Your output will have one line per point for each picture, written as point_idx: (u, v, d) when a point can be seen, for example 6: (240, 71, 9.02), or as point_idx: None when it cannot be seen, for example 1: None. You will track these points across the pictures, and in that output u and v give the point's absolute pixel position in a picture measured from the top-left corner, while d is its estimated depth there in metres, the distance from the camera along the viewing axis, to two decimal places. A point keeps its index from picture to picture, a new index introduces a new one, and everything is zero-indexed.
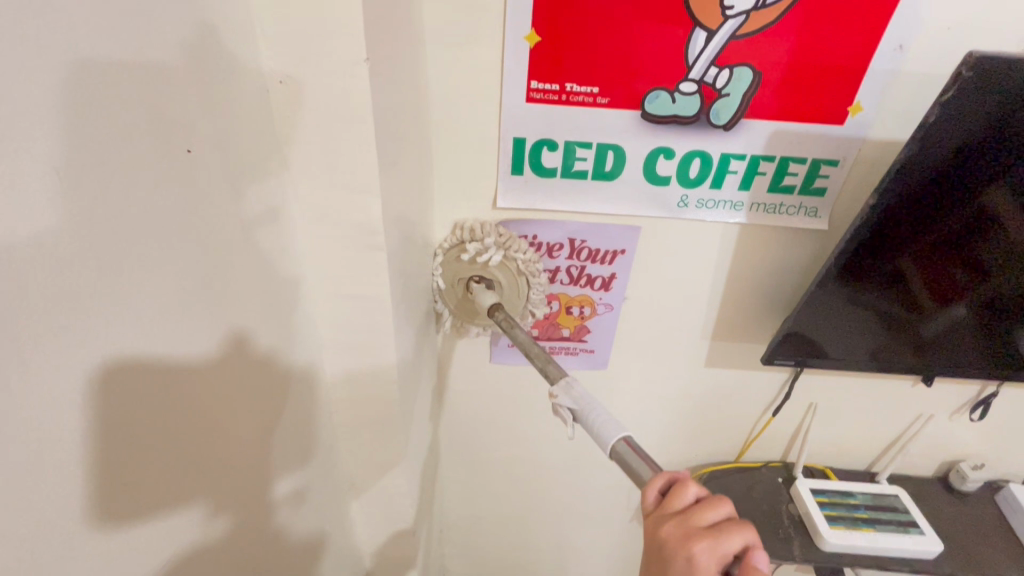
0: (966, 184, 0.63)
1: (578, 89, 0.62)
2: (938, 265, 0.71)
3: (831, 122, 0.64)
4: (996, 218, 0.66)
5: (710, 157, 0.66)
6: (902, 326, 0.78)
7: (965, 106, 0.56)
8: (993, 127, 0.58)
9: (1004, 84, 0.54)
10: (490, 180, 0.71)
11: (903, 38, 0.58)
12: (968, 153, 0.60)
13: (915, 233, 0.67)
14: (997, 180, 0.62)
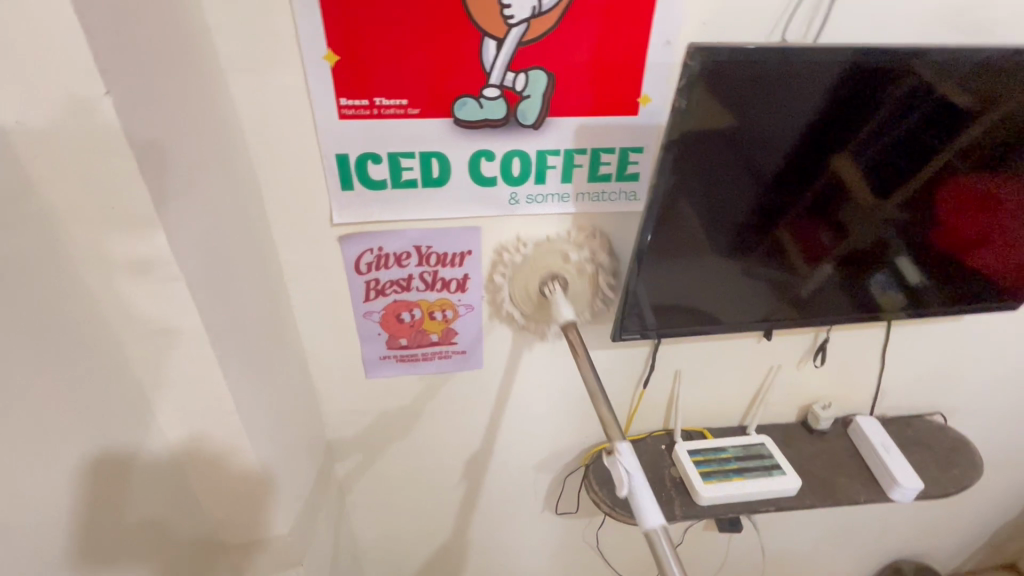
0: (739, 152, 0.69)
1: (387, 102, 0.65)
2: (742, 229, 0.77)
3: (627, 113, 0.70)
4: (774, 179, 0.73)
5: (528, 155, 0.71)
6: (729, 288, 0.84)
7: (710, 83, 0.62)
8: (744, 99, 0.64)
9: (737, 69, 0.61)
10: (323, 198, 0.71)
11: (669, 33, 0.65)
12: (730, 125, 0.66)
13: (722, 204, 0.74)
14: (782, 148, 0.70)
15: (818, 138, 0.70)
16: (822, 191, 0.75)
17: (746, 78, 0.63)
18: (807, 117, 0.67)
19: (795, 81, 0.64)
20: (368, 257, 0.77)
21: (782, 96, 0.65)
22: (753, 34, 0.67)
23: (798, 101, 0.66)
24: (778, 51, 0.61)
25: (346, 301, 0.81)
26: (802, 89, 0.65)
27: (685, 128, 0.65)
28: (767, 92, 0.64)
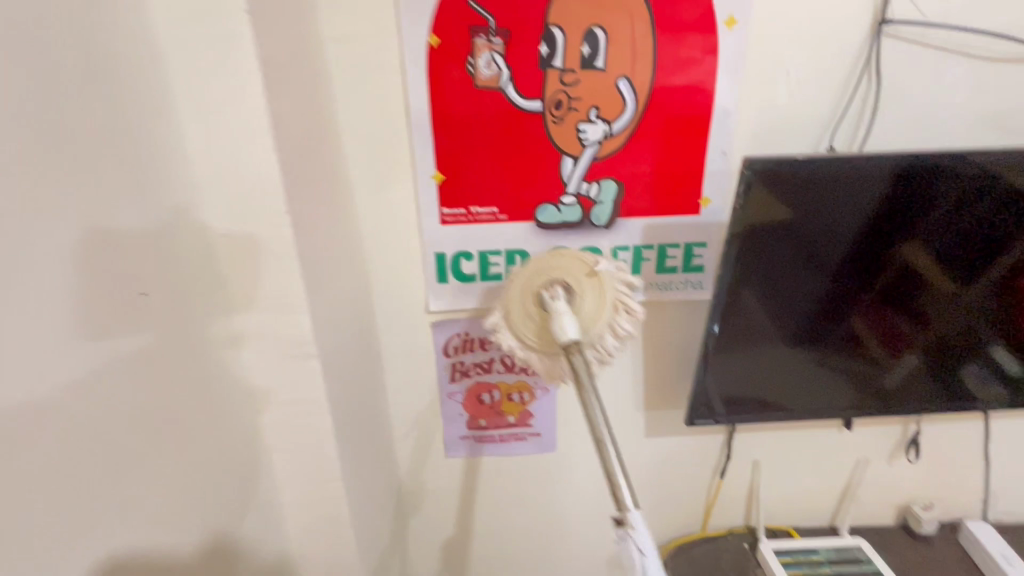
0: (801, 246, 0.74)
1: (481, 210, 0.77)
2: (812, 316, 0.80)
3: (690, 213, 0.78)
4: (839, 270, 0.77)
5: (600, 251, 0.80)
6: (805, 376, 0.85)
7: (768, 187, 0.69)
8: (801, 200, 0.71)
9: (792, 176, 0.69)
10: (421, 290, 0.83)
11: (724, 146, 0.75)
12: (791, 222, 0.72)
13: (791, 294, 0.78)
14: (846, 242, 0.75)
15: (879, 232, 0.74)
16: (893, 281, 0.78)
17: (802, 183, 0.70)
18: (865, 214, 0.73)
19: (849, 184, 0.70)
20: (456, 340, 0.86)
21: (839, 196, 0.71)
22: (801, 145, 0.75)
23: (855, 200, 0.72)
24: (829, 159, 0.68)
25: (433, 382, 0.89)
26: (857, 190, 0.71)
27: (747, 227, 0.72)
28: (823, 193, 0.71)
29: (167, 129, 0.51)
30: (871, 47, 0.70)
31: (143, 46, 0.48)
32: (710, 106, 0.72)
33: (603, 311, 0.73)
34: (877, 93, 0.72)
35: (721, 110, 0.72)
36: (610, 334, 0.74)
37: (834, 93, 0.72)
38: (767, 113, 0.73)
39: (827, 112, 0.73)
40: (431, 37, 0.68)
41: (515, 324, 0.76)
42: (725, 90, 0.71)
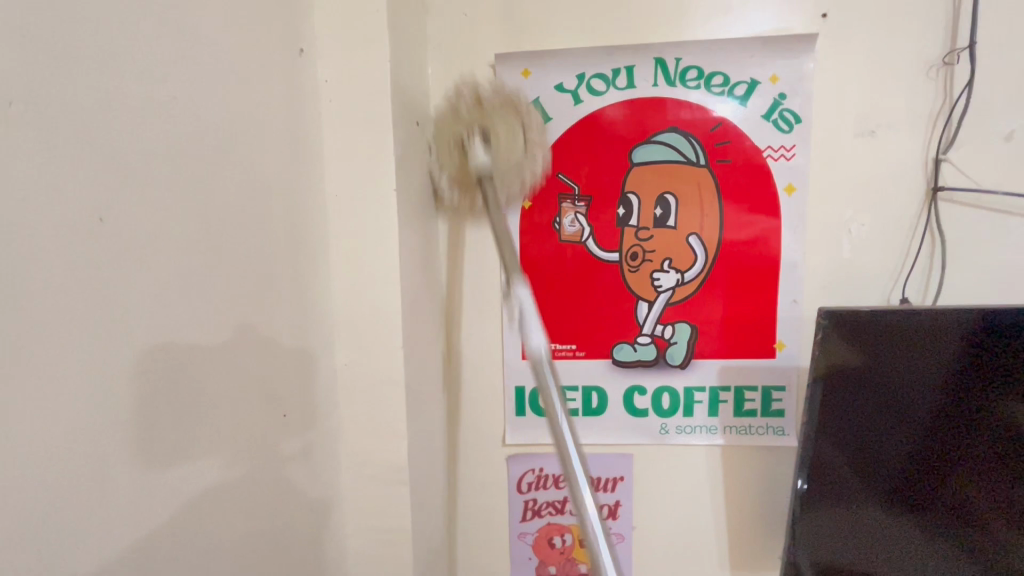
0: (889, 397, 0.73)
1: (560, 347, 0.82)
2: (912, 474, 0.75)
3: (765, 356, 0.80)
4: (935, 425, 0.73)
5: (676, 390, 0.81)
6: (914, 543, 0.77)
7: (847, 338, 0.71)
8: (883, 351, 0.71)
9: (871, 326, 0.71)
10: (499, 422, 0.86)
11: (794, 294, 0.79)
12: (875, 372, 0.72)
13: (887, 446, 0.74)
14: (941, 394, 0.72)
15: (973, 387, 0.72)
16: (1002, 437, 0.73)
17: (883, 333, 0.71)
18: (955, 369, 0.72)
19: (935, 335, 0.71)
20: (529, 476, 0.86)
21: (923, 349, 0.71)
22: (871, 295, 0.78)
23: (943, 350, 0.71)
24: (909, 311, 0.70)
25: (504, 520, 0.87)
26: (945, 341, 0.71)
27: (830, 374, 0.72)
28: (907, 343, 0.71)
29: (318, 277, 0.63)
30: (928, 209, 0.75)
31: (311, 215, 0.61)
32: (777, 258, 0.78)
33: (520, 146, 0.74)
34: (942, 249, 0.76)
35: (788, 262, 0.78)
36: (537, 162, 0.76)
37: (897, 248, 0.77)
38: (833, 265, 0.78)
39: (893, 266, 0.77)
40: (523, 201, 0.80)
41: (459, 180, 0.77)
42: (790, 245, 0.77)
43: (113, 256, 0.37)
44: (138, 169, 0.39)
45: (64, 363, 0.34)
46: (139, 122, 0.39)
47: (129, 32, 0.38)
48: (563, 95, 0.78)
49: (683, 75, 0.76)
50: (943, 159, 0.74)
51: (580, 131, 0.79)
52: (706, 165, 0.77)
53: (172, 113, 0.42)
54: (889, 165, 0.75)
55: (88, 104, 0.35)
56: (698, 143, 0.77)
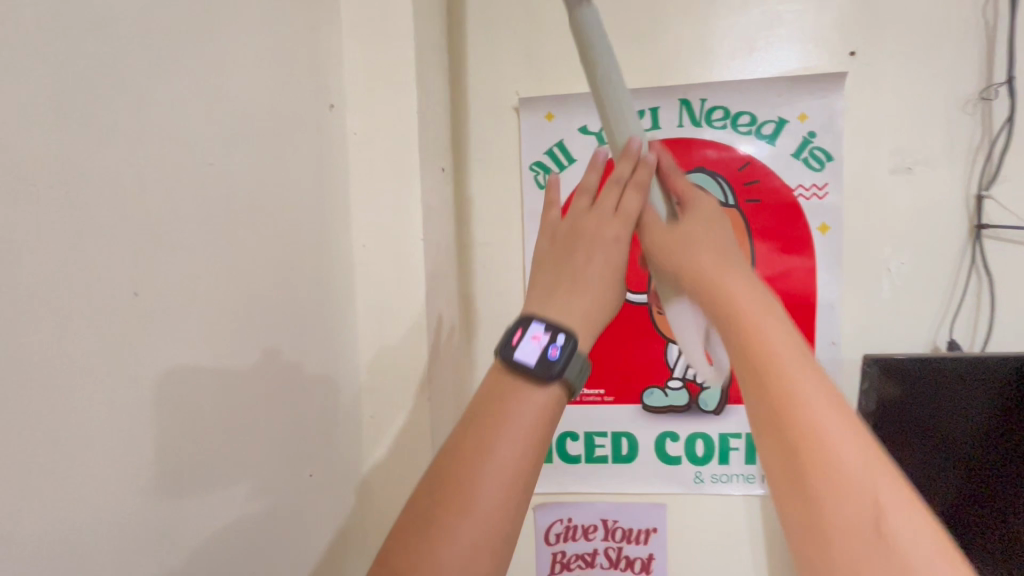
0: (945, 456, 0.68)
1: (588, 391, 0.80)
2: (977, 543, 0.69)
3: None
4: (1001, 490, 0.67)
5: (710, 437, 0.78)
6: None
7: (892, 390, 0.68)
8: (935, 406, 0.67)
9: (925, 376, 0.67)
10: None
11: (833, 335, 0.75)
12: (931, 427, 0.68)
13: (953, 506, 0.69)
14: (1015, 451, 0.67)
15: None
16: None
17: (939, 383, 0.67)
18: (1019, 427, 0.66)
19: (1001, 387, 0.66)
20: (558, 527, 0.82)
21: (980, 405, 0.67)
22: (916, 337, 0.74)
23: (1014, 404, 0.66)
24: (968, 361, 0.66)
25: (531, 572, 0.84)
26: (1014, 394, 0.66)
27: (881, 425, 0.69)
28: (970, 395, 0.67)
29: (344, 327, 0.63)
30: (971, 248, 0.72)
31: (338, 263, 0.62)
32: (814, 298, 0.75)
33: None
34: (988, 288, 0.72)
35: (825, 301, 0.75)
36: None
37: (941, 288, 0.73)
38: (873, 305, 0.75)
39: (938, 307, 0.74)
40: None
41: None
42: (827, 284, 0.75)
43: (144, 331, 0.37)
44: (172, 245, 0.40)
45: (95, 442, 0.34)
46: (175, 199, 0.40)
47: (168, 116, 0.40)
48: (587, 137, 0.78)
49: (709, 115, 0.75)
50: (986, 195, 0.71)
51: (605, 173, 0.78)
52: (735, 205, 0.76)
53: (207, 186, 0.43)
54: (928, 202, 0.73)
55: (127, 190, 0.36)
56: (725, 183, 0.76)
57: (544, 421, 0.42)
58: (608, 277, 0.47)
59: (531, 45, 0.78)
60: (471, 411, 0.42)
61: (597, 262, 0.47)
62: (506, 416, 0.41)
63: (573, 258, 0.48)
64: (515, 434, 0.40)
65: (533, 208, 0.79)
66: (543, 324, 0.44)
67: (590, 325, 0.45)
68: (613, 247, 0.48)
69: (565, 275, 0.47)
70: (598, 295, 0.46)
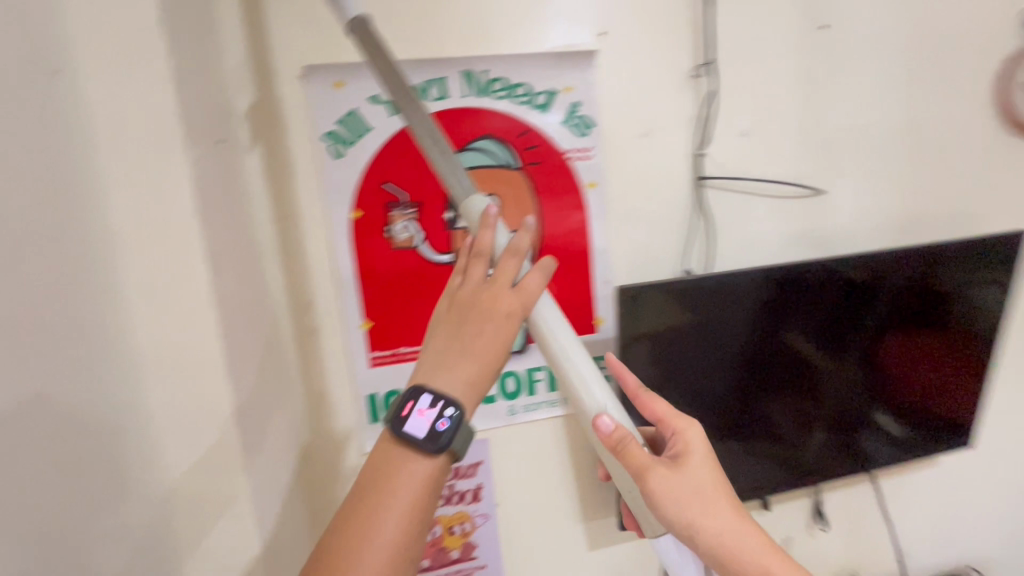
0: (682, 353, 0.88)
1: (407, 350, 0.85)
2: (717, 410, 0.92)
3: (588, 331, 0.92)
4: (717, 368, 0.90)
5: (518, 374, 0.89)
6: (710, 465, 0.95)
7: (645, 308, 0.85)
8: (674, 315, 0.86)
9: (675, 293, 0.85)
10: (355, 432, 0.86)
11: (606, 275, 0.91)
12: (687, 332, 0.87)
13: (708, 387, 0.91)
14: (746, 337, 0.90)
15: (741, 333, 0.90)
16: (793, 361, 0.94)
17: (687, 297, 0.86)
18: (726, 321, 0.89)
19: (732, 292, 0.88)
20: None
21: (702, 309, 0.87)
22: (664, 271, 0.93)
23: (742, 302, 0.89)
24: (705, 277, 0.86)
25: None
26: (741, 295, 0.88)
27: (648, 337, 0.86)
28: (711, 302, 0.87)
29: None
30: (696, 197, 0.92)
31: None
32: (589, 246, 0.89)
33: None
34: (711, 232, 0.93)
35: (597, 248, 0.90)
36: None
37: (680, 229, 0.92)
38: (633, 247, 0.91)
39: (678, 246, 0.93)
40: (351, 212, 0.81)
41: None
42: (597, 233, 0.89)
43: None
44: None
45: None
46: None
47: None
48: (378, 106, 0.80)
49: (490, 86, 0.82)
50: (702, 153, 0.91)
51: (400, 140, 0.81)
52: (519, 168, 0.85)
53: None
54: (666, 161, 0.90)
55: None
56: (510, 149, 0.84)
57: (425, 490, 0.49)
58: (495, 348, 0.51)
59: (308, 7, 0.76)
60: (363, 482, 0.49)
61: (487, 335, 0.50)
62: (392, 489, 0.48)
63: (462, 335, 0.51)
64: (395, 508, 0.47)
65: (332, 179, 0.80)
66: (431, 397, 0.49)
67: (474, 386, 0.51)
68: (504, 322, 0.51)
69: (455, 342, 0.51)
70: (484, 367, 0.51)
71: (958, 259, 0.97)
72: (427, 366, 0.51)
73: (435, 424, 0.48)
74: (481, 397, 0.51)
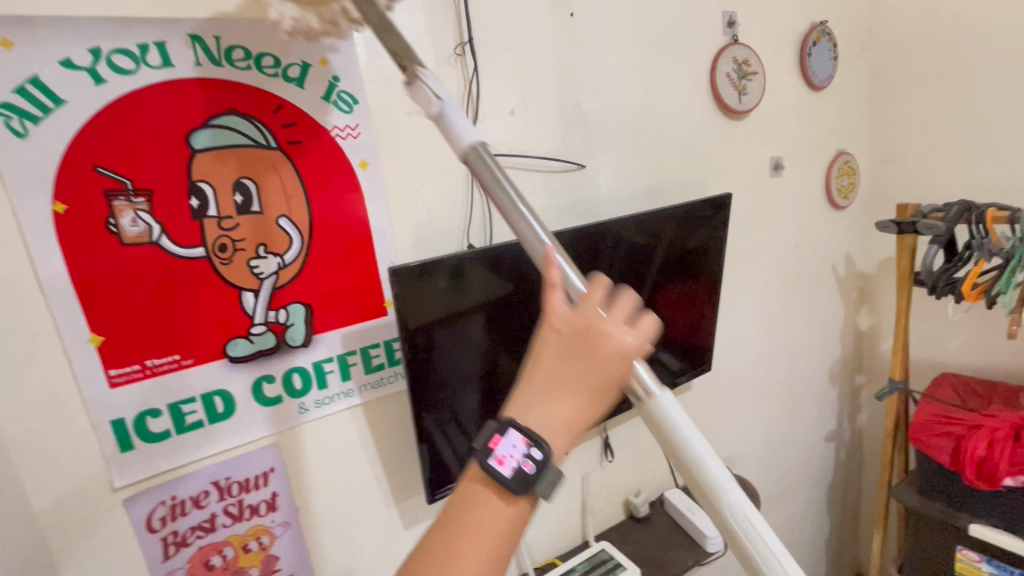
0: (462, 328, 0.92)
1: (160, 361, 0.73)
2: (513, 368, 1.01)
3: (378, 315, 0.90)
4: (498, 337, 0.97)
5: (305, 369, 0.84)
6: (504, 426, 1.03)
7: (419, 290, 0.86)
8: (450, 294, 0.89)
9: (452, 270, 0.88)
10: (99, 468, 0.72)
11: (391, 256, 0.90)
12: (471, 305, 0.92)
13: (497, 352, 0.98)
14: (533, 300, 0.99)
15: (515, 302, 0.97)
16: None
17: (465, 272, 0.90)
18: (507, 292, 0.95)
19: (515, 261, 0.95)
20: (161, 510, 0.76)
21: (477, 285, 0.92)
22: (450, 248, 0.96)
23: (524, 270, 0.97)
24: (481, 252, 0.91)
25: (142, 568, 0.77)
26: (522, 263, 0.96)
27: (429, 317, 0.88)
28: (493, 273, 0.93)
29: None
30: (472, 172, 0.96)
31: None
32: (368, 227, 0.87)
33: None
34: (489, 206, 0.99)
35: (378, 229, 0.88)
36: None
37: (461, 205, 0.96)
38: (415, 226, 0.92)
39: (461, 223, 0.97)
40: (53, 203, 0.65)
41: None
42: (376, 214, 0.87)
43: None
44: None
45: None
46: None
47: None
48: (75, 73, 0.65)
49: (229, 55, 0.73)
50: None
51: (112, 117, 0.67)
52: (278, 147, 0.78)
53: None
54: (438, 137, 0.91)
55: None
56: (263, 126, 0.77)
57: (505, 529, 0.50)
58: (592, 384, 0.52)
59: None
60: (457, 511, 0.50)
61: (591, 369, 0.52)
62: (474, 518, 0.49)
63: (569, 369, 0.52)
64: (476, 542, 0.48)
65: (15, 164, 0.63)
66: (520, 435, 0.50)
67: (566, 426, 0.52)
68: (608, 360, 0.52)
69: (551, 381, 0.52)
70: (586, 406, 0.52)
71: (698, 217, 1.18)
72: (527, 397, 0.52)
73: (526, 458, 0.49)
74: (570, 441, 0.52)
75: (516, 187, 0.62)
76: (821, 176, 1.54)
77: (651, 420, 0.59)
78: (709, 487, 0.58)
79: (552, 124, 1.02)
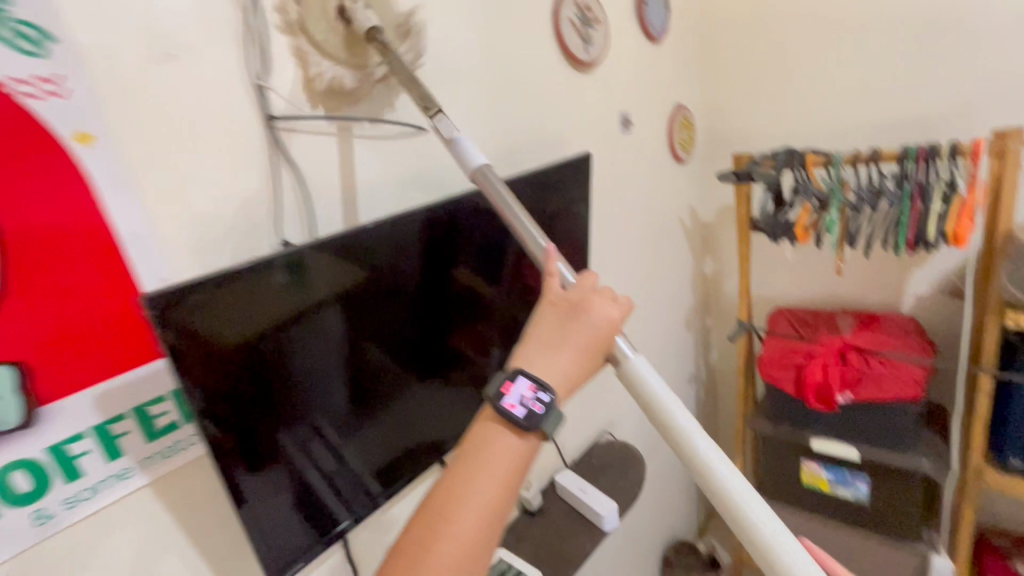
0: (284, 348, 0.69)
1: None
2: (377, 376, 0.82)
3: (155, 357, 0.63)
4: (339, 349, 0.76)
5: (36, 461, 0.55)
6: (375, 449, 0.85)
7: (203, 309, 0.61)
8: (255, 309, 0.65)
9: (260, 277, 0.64)
10: None
11: (162, 272, 0.63)
12: (304, 312, 0.71)
13: (351, 362, 0.78)
14: (390, 290, 0.81)
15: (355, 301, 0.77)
16: (458, 294, 0.93)
17: (285, 273, 0.67)
18: (353, 288, 0.75)
19: (357, 248, 0.74)
20: None
21: (296, 290, 0.69)
22: (254, 247, 0.71)
23: (372, 256, 0.77)
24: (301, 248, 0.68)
25: None
26: (368, 248, 0.76)
27: (240, 341, 0.64)
28: (330, 267, 0.72)
29: None
30: (273, 142, 0.71)
31: None
32: (113, 234, 0.59)
33: None
34: (301, 181, 0.75)
35: (131, 235, 0.60)
36: None
37: (260, 188, 0.71)
38: (194, 223, 0.66)
39: (265, 212, 0.72)
40: None
41: None
42: (124, 213, 0.59)
43: None
44: None
45: None
46: None
47: None
48: None
49: None
50: (265, 85, 0.70)
51: None
52: None
53: None
54: (207, 101, 0.65)
55: None
56: None
57: (515, 461, 0.60)
58: (588, 343, 0.65)
59: None
60: (461, 449, 0.61)
61: (581, 333, 0.65)
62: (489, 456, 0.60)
63: (565, 333, 0.66)
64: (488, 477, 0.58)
65: None
66: (526, 385, 0.62)
67: (565, 384, 0.64)
68: (603, 325, 0.67)
69: (550, 346, 0.66)
70: (580, 363, 0.66)
71: (560, 182, 1.07)
72: (528, 354, 0.65)
73: (538, 396, 0.61)
74: (568, 396, 0.64)
75: (519, 202, 0.76)
76: (665, 130, 1.55)
77: (643, 396, 0.68)
78: (698, 463, 0.62)
79: (378, 78, 0.80)
